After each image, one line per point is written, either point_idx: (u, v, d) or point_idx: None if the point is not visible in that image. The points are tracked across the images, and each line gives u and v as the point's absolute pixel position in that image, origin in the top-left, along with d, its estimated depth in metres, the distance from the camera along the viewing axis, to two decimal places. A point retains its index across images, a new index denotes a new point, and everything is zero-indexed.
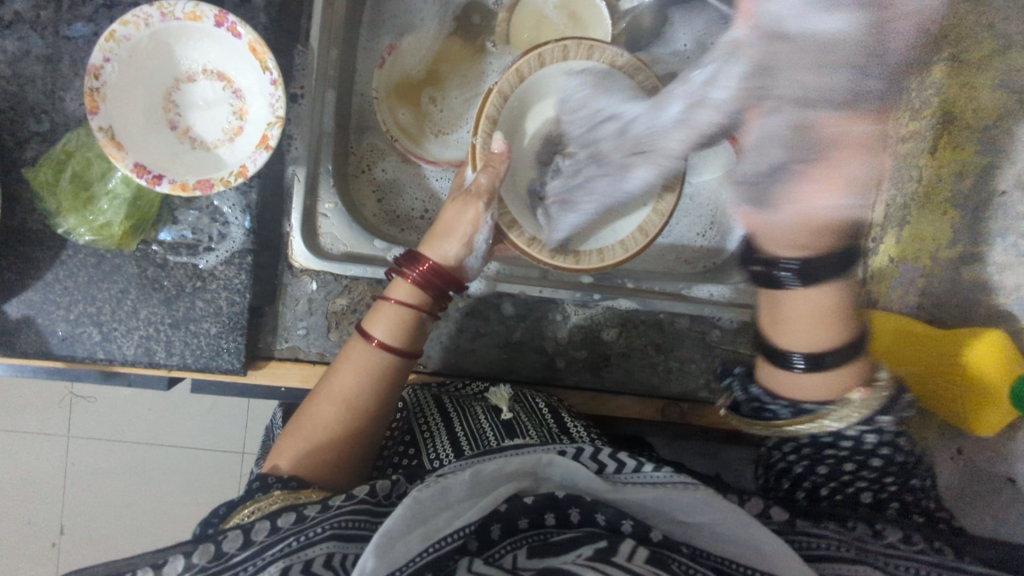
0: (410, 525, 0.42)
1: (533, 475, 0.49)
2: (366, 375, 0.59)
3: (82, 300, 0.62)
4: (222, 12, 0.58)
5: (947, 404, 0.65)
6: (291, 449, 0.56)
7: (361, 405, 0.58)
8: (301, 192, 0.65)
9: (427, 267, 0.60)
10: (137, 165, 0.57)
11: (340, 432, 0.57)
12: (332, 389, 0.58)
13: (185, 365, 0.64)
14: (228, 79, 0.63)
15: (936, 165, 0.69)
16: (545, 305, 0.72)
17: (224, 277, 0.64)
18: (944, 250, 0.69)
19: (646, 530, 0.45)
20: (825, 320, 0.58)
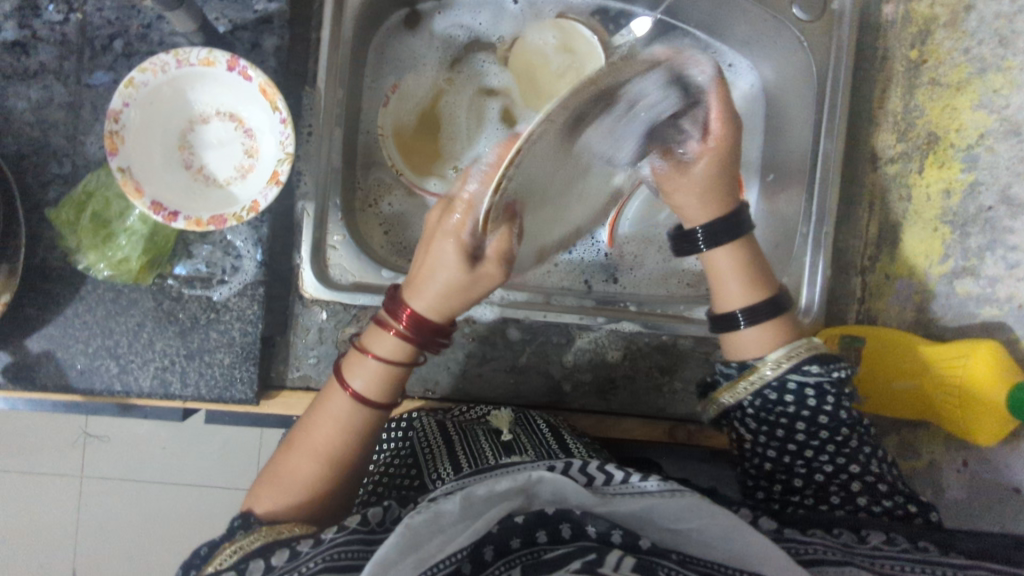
0: (404, 552, 0.42)
1: (524, 493, 0.48)
2: (345, 425, 0.58)
3: (100, 334, 0.64)
4: (233, 57, 0.62)
5: (944, 417, 0.67)
6: (268, 496, 0.57)
7: (340, 456, 0.58)
8: (311, 226, 0.68)
9: (411, 318, 0.55)
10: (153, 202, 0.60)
11: (320, 482, 0.58)
12: (309, 439, 0.58)
13: (199, 396, 0.66)
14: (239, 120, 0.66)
15: (924, 183, 0.73)
16: (550, 328, 0.74)
17: (237, 308, 0.66)
18: (936, 266, 0.72)
19: (634, 539, 0.48)
20: (750, 266, 0.61)
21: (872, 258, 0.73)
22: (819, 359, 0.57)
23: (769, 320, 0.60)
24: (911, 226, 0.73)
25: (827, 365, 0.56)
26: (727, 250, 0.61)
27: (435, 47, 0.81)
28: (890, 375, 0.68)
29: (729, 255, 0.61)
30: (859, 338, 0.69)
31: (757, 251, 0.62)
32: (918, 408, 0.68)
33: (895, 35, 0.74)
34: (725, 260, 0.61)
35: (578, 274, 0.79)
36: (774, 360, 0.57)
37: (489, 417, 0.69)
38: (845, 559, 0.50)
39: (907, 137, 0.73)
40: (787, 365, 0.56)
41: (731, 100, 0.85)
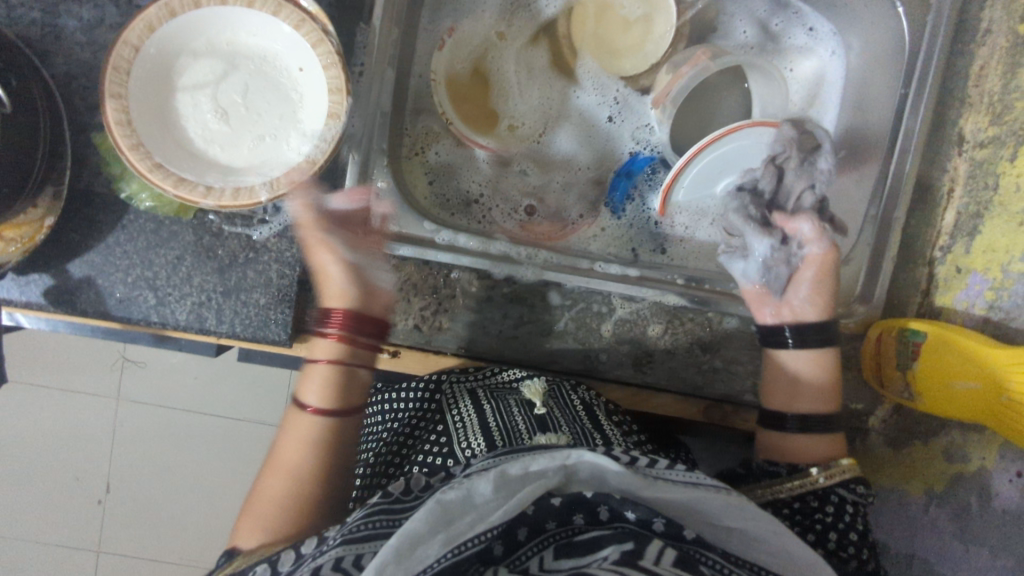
0: (431, 528, 0.42)
1: (563, 472, 0.47)
2: (311, 438, 0.60)
3: (140, 264, 0.64)
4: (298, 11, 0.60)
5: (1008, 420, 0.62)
6: (248, 529, 0.57)
7: (305, 462, 0.60)
8: (356, 171, 0.67)
9: (341, 315, 0.62)
10: (185, 191, 0.57)
11: (284, 498, 0.58)
12: (277, 462, 0.60)
13: (234, 334, 0.65)
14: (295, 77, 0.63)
15: (1014, 172, 0.66)
16: (592, 295, 0.72)
17: (277, 249, 0.65)
18: (1016, 263, 0.66)
19: (678, 530, 0.45)
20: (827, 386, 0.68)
21: (943, 249, 0.70)
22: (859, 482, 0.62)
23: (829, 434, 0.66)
24: (995, 219, 0.68)
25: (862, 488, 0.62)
26: (809, 358, 0.68)
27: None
28: (948, 373, 0.65)
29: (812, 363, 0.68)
30: (920, 334, 0.66)
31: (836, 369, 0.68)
32: (977, 411, 0.65)
33: (1002, 7, 0.67)
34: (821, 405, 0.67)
35: (625, 242, 0.78)
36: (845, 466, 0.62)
37: (521, 388, 0.69)
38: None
39: (1002, 121, 0.67)
40: (836, 476, 0.62)
41: (807, 67, 0.79)
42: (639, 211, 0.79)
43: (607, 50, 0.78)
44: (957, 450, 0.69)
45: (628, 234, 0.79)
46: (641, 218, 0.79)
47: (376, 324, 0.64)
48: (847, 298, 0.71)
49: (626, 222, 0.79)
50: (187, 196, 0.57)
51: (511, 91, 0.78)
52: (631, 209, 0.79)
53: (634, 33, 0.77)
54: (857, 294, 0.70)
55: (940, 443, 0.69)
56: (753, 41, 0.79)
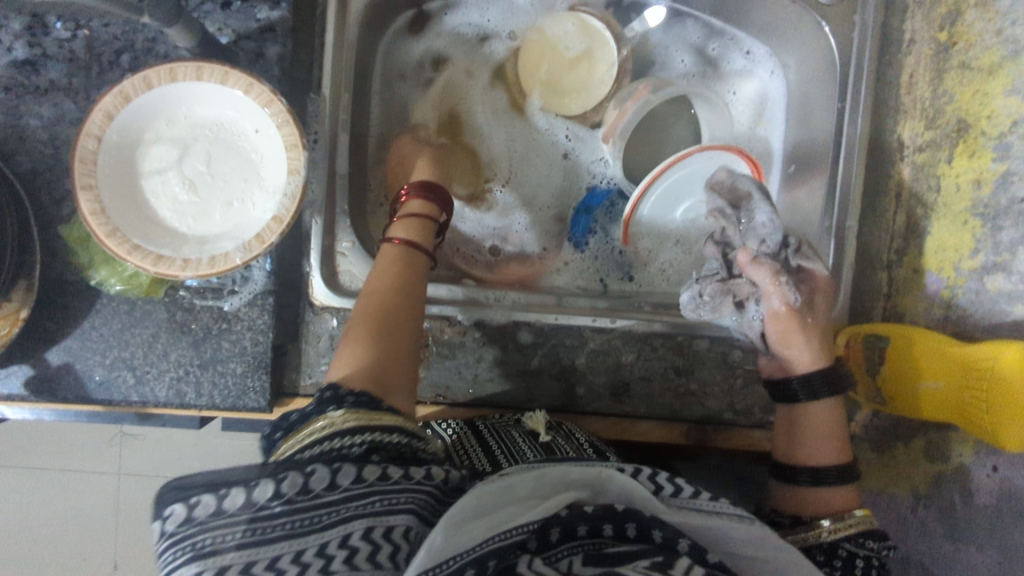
0: (476, 512, 0.43)
1: (592, 487, 0.49)
2: (392, 288, 0.60)
3: (117, 346, 0.66)
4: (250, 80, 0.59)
5: (974, 419, 0.62)
6: (345, 363, 0.54)
7: (388, 309, 0.58)
8: (320, 234, 0.69)
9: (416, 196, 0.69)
10: (164, 267, 0.56)
11: (385, 344, 0.56)
12: (363, 297, 0.60)
13: (214, 404, 0.67)
14: (257, 139, 0.62)
15: (953, 173, 0.67)
16: (562, 330, 0.73)
17: (248, 318, 0.66)
18: (967, 261, 0.65)
19: (701, 553, 0.46)
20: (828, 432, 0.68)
21: (898, 252, 0.72)
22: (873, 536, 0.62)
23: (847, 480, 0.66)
24: (942, 219, 0.68)
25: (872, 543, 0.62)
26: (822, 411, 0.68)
27: (445, 46, 0.80)
28: (910, 376, 0.66)
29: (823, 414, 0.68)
30: (884, 338, 0.69)
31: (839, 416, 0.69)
32: (949, 412, 0.64)
33: (922, 17, 0.70)
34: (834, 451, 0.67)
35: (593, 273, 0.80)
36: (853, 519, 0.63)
37: (523, 421, 0.69)
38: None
39: (935, 124, 0.69)
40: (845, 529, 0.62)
41: (749, 89, 0.82)
42: (604, 243, 0.80)
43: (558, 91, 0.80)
44: (937, 449, 0.68)
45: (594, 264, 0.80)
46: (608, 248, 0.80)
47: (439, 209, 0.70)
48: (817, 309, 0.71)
49: (590, 254, 0.81)
50: (167, 270, 0.56)
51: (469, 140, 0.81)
52: (594, 241, 0.81)
53: (581, 72, 0.80)
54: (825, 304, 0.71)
55: (920, 443, 0.69)
56: (694, 71, 0.82)
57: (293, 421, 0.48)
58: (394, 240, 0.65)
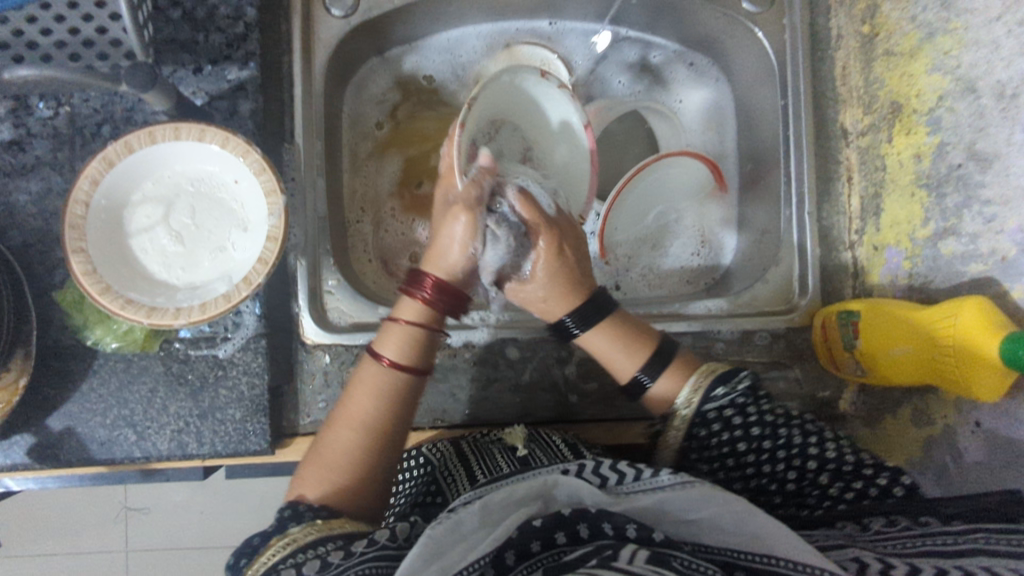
0: (426, 559, 0.43)
1: (542, 498, 0.49)
2: (379, 393, 0.59)
3: (116, 404, 0.67)
4: (227, 133, 0.62)
5: (947, 375, 0.64)
6: (316, 479, 0.57)
7: (374, 423, 0.59)
8: (305, 275, 0.72)
9: (432, 283, 0.60)
10: (157, 317, 0.58)
11: (360, 459, 0.58)
12: (346, 413, 0.59)
13: (216, 452, 0.68)
14: (238, 190, 0.65)
15: (895, 151, 0.71)
16: (548, 344, 0.75)
17: (242, 362, 0.69)
18: (920, 230, 0.69)
19: (648, 532, 0.45)
20: (634, 335, 0.64)
21: (859, 232, 0.75)
22: (721, 380, 0.60)
23: (667, 373, 0.63)
24: (891, 194, 0.72)
25: (729, 384, 0.59)
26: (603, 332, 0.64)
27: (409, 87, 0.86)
28: (886, 343, 0.67)
29: (600, 333, 0.64)
30: (855, 312, 0.70)
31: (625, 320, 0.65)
32: (932, 372, 0.66)
33: (845, 14, 0.76)
34: (636, 360, 0.64)
35: None
36: (685, 403, 0.60)
37: (503, 438, 0.70)
38: (846, 543, 0.51)
39: (871, 109, 0.74)
40: (703, 387, 0.60)
41: (695, 97, 0.88)
42: None
43: None
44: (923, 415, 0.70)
45: None
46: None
47: (461, 295, 0.62)
48: (788, 297, 0.76)
49: None
50: (159, 320, 0.58)
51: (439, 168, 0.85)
52: None
53: None
54: (796, 290, 0.75)
55: (906, 411, 0.72)
56: (641, 87, 0.88)
57: (257, 546, 0.51)
58: (416, 293, 0.61)
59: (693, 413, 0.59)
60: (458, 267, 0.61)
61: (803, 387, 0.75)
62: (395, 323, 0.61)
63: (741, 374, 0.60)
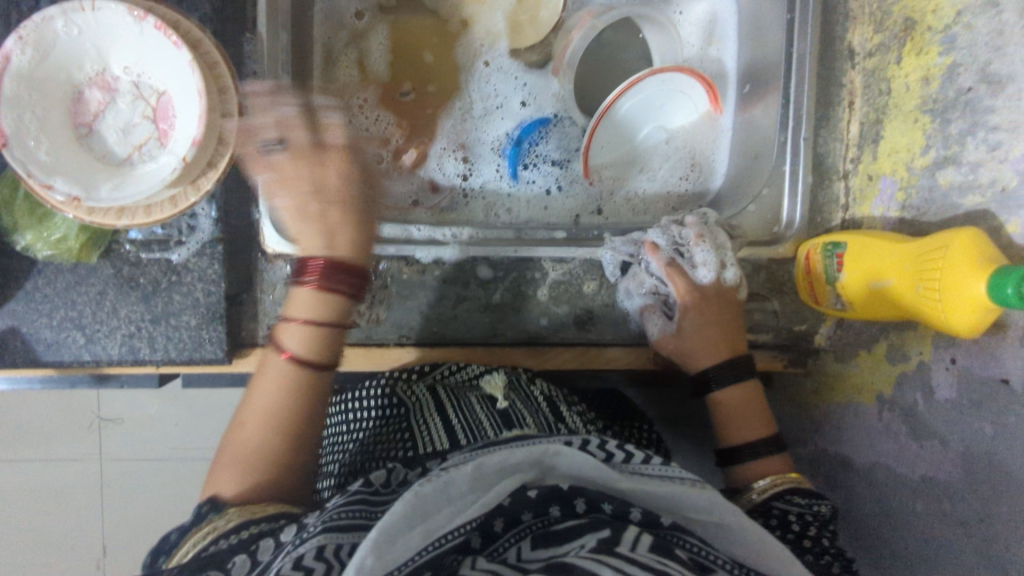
0: (409, 519, 0.40)
1: (538, 466, 0.47)
2: (292, 386, 0.54)
3: (62, 306, 0.63)
4: (167, 27, 0.53)
5: (924, 313, 0.58)
6: (231, 483, 0.52)
7: (297, 415, 0.54)
8: (267, 183, 0.68)
9: (324, 263, 0.55)
10: (99, 216, 0.55)
11: (281, 441, 0.53)
12: (253, 405, 0.54)
13: (170, 359, 0.66)
14: (164, 102, 0.58)
15: (903, 73, 0.66)
16: (524, 263, 0.73)
17: (198, 269, 0.65)
18: (919, 159, 0.64)
19: (655, 518, 0.45)
20: (757, 409, 0.68)
21: (854, 161, 0.72)
22: (802, 491, 0.60)
23: (767, 455, 0.66)
24: (895, 119, 0.67)
25: (808, 497, 0.60)
26: (737, 395, 0.68)
27: None
28: (866, 275, 0.63)
29: (735, 406, 0.68)
30: (841, 245, 0.66)
31: (752, 405, 0.68)
32: (899, 312, 0.62)
33: None
34: (753, 429, 0.67)
35: (568, 212, 0.84)
36: (756, 492, 0.62)
37: (480, 382, 0.69)
38: None
39: (883, 27, 0.68)
40: (780, 486, 0.62)
41: (697, 10, 0.83)
42: (548, 175, 0.84)
43: (518, 25, 0.82)
44: (897, 351, 0.67)
45: (570, 207, 0.84)
46: (552, 178, 0.84)
47: (359, 277, 0.56)
48: (772, 227, 0.75)
49: (532, 189, 0.84)
50: (102, 220, 0.55)
51: (422, 65, 0.82)
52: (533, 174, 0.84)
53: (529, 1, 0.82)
54: (782, 220, 0.74)
55: (882, 347, 0.69)
56: None
57: (173, 542, 0.48)
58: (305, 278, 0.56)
59: (756, 503, 0.61)
60: (358, 241, 0.58)
61: (780, 320, 0.74)
62: (306, 285, 0.55)
63: (824, 499, 0.60)
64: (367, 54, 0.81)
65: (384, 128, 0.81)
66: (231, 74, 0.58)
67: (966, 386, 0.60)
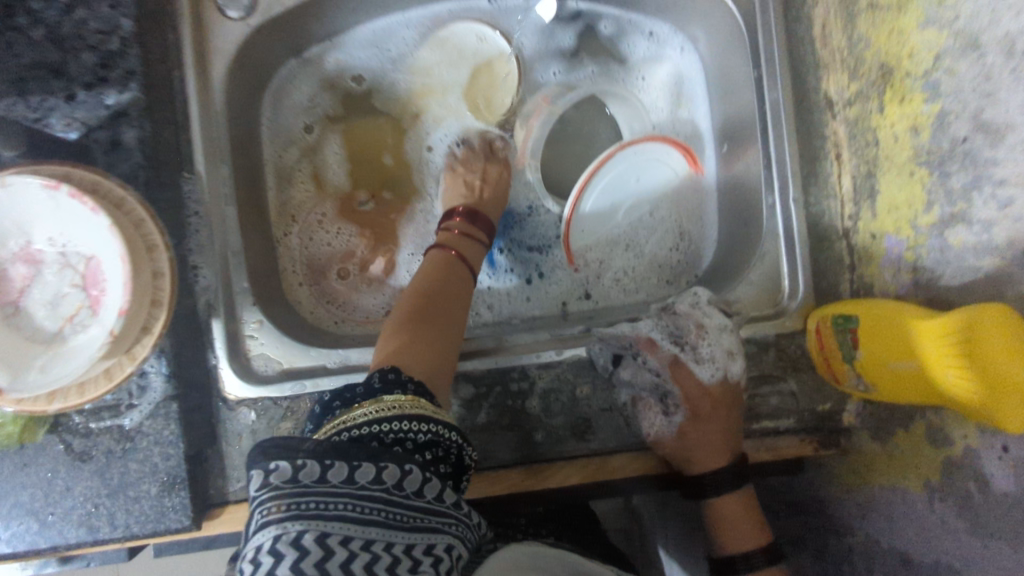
0: None
1: None
2: (456, 305, 0.61)
3: (12, 492, 0.59)
4: (79, 193, 0.49)
5: (957, 401, 0.51)
6: (401, 346, 0.53)
7: (452, 329, 0.58)
8: (222, 324, 0.64)
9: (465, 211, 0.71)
10: (28, 402, 0.51)
11: (446, 345, 0.56)
12: (407, 308, 0.58)
13: (132, 534, 0.60)
14: (94, 267, 0.51)
15: (888, 122, 0.59)
16: (508, 373, 0.66)
17: (153, 432, 0.60)
18: (923, 216, 0.57)
19: None
20: (751, 516, 0.62)
21: (853, 218, 0.65)
22: None
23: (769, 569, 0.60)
24: (888, 173, 0.60)
25: None
26: (733, 502, 0.62)
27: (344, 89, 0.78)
28: (884, 355, 0.56)
29: (733, 512, 0.62)
30: (851, 319, 0.60)
31: (748, 511, 0.62)
32: (932, 395, 0.54)
33: None
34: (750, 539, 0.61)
35: (555, 301, 0.78)
36: None
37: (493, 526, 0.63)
38: None
39: (859, 74, 0.62)
40: None
41: (659, 75, 0.79)
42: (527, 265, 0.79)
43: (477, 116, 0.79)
44: (940, 433, 0.58)
45: (554, 293, 0.78)
46: (532, 266, 0.79)
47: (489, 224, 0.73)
48: (776, 299, 0.69)
49: (511, 284, 0.78)
50: (31, 407, 0.51)
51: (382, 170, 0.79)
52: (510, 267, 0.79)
53: (483, 87, 0.78)
54: (784, 290, 0.68)
55: (919, 426, 0.61)
56: (593, 69, 0.79)
57: (338, 406, 0.47)
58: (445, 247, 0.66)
59: None
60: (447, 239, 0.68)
61: (799, 401, 0.67)
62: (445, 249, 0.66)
63: None
64: (325, 167, 0.78)
65: (348, 241, 0.77)
66: (162, 233, 0.53)
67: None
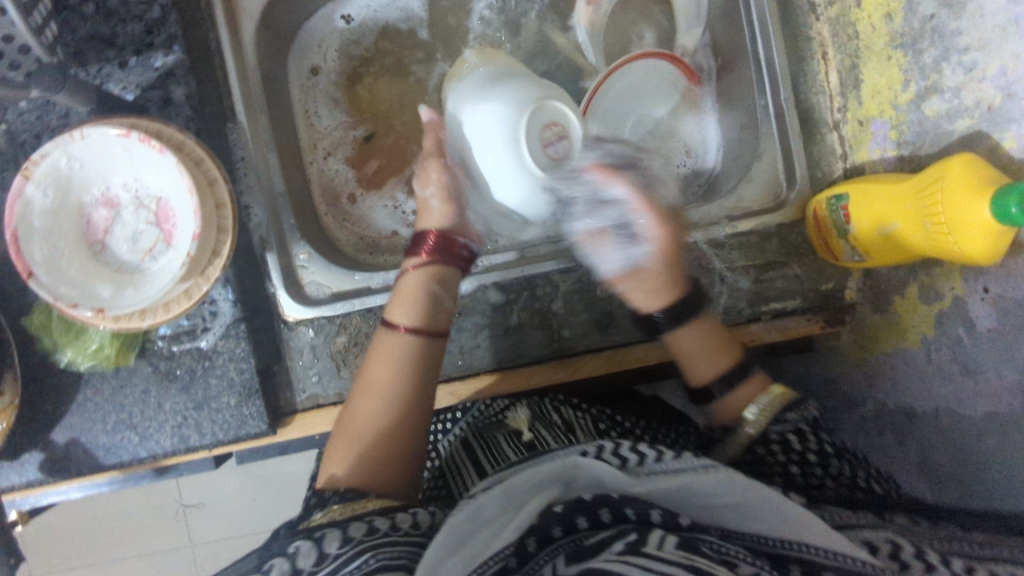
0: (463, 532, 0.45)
1: (561, 480, 0.49)
2: (403, 368, 0.61)
3: (113, 411, 0.68)
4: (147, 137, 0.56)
5: (935, 249, 0.57)
6: (340, 457, 0.57)
7: (402, 428, 0.59)
8: (275, 254, 0.71)
9: (435, 239, 0.67)
10: (124, 321, 0.59)
11: (406, 450, 0.59)
12: (369, 381, 0.61)
13: (218, 441, 0.68)
14: (164, 206, 0.61)
15: (865, 15, 0.66)
16: (533, 280, 0.73)
17: (227, 350, 0.68)
18: (902, 96, 0.64)
19: (673, 518, 0.45)
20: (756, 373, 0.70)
21: (842, 109, 0.71)
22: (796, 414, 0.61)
23: None
24: (867, 62, 0.67)
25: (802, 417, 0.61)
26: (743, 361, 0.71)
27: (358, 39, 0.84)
28: (875, 219, 0.62)
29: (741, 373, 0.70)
30: (843, 197, 0.65)
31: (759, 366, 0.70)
32: (907, 251, 0.61)
33: None
34: None
35: None
36: None
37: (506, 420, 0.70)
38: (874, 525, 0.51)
39: None
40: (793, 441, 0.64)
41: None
42: None
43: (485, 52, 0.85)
44: (929, 289, 0.65)
45: None
46: None
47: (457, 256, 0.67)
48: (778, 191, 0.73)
49: None
50: (127, 324, 0.59)
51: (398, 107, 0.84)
52: None
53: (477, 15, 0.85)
54: (783, 183, 0.72)
55: (913, 289, 0.67)
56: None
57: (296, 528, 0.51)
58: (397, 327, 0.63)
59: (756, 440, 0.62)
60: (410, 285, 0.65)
61: (804, 282, 0.72)
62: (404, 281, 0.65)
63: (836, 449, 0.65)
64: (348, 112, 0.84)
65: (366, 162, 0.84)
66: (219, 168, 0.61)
67: (1004, 316, 0.58)
